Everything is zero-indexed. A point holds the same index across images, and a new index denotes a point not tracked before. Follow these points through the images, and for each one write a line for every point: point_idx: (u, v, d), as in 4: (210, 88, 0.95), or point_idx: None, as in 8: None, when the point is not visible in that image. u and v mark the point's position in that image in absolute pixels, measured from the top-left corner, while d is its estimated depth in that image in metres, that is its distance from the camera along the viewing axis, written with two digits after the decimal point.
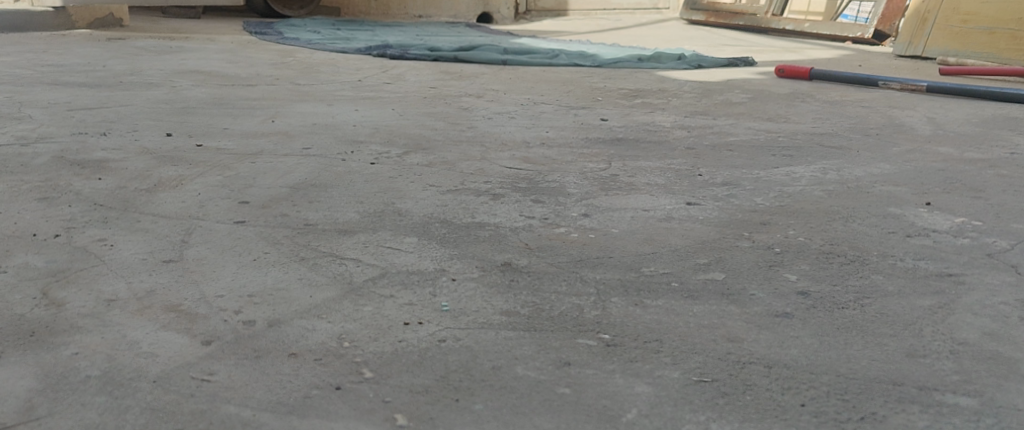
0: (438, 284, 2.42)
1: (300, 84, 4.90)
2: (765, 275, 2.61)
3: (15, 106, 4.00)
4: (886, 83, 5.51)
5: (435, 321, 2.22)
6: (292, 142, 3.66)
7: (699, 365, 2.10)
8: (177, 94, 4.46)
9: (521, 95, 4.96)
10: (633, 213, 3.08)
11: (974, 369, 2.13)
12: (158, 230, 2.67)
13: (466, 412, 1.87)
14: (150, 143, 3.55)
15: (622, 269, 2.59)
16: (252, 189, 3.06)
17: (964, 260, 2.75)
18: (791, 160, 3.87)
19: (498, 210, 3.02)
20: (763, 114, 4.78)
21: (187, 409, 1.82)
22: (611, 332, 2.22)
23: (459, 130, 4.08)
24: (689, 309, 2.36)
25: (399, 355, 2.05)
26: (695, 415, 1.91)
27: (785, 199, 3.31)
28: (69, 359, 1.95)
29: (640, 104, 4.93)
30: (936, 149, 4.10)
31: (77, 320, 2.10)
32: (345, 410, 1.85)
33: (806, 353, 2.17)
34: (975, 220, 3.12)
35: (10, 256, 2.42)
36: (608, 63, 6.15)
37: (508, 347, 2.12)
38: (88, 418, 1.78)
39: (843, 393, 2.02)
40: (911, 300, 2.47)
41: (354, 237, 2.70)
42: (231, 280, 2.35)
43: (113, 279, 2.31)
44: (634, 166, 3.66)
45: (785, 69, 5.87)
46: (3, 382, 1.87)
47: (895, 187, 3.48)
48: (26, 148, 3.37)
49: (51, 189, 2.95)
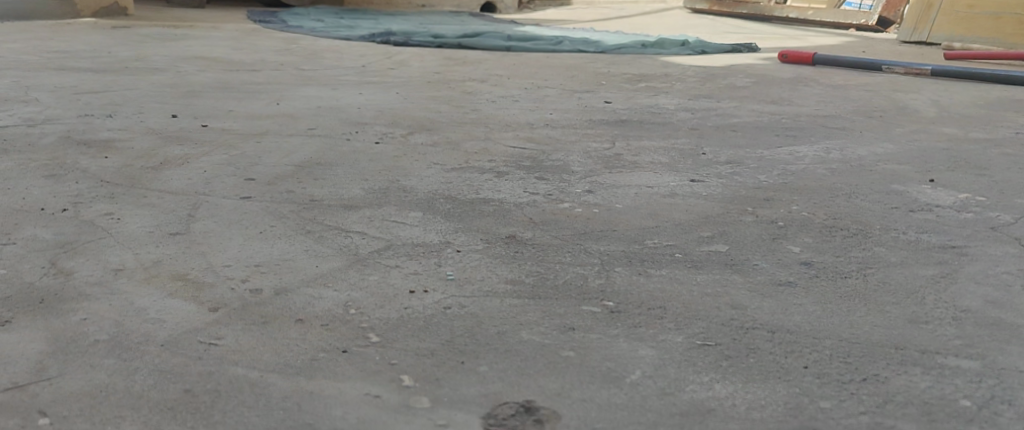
0: (443, 255, 2.44)
1: (304, 69, 4.93)
2: (769, 247, 2.62)
3: (21, 89, 4.03)
4: (890, 68, 5.51)
5: (440, 289, 2.24)
6: (297, 123, 3.69)
7: (702, 330, 2.10)
8: (182, 79, 4.49)
9: (526, 80, 4.97)
10: (636, 189, 3.09)
11: (976, 334, 2.13)
12: (165, 205, 2.70)
13: (471, 374, 1.88)
14: (155, 123, 3.58)
15: (626, 242, 2.61)
16: (257, 167, 3.08)
17: (967, 233, 2.76)
18: (795, 140, 3.88)
19: (502, 187, 3.04)
20: (766, 97, 4.79)
21: (195, 371, 1.85)
22: (615, 300, 2.23)
23: (463, 112, 4.10)
24: (692, 278, 2.38)
25: (404, 321, 2.07)
26: (698, 376, 1.92)
27: (789, 176, 3.32)
28: (79, 325, 1.98)
29: (643, 87, 4.94)
30: (939, 130, 4.10)
31: (86, 288, 2.14)
32: (352, 371, 1.87)
33: (809, 319, 2.17)
34: (978, 196, 3.12)
35: (18, 229, 2.46)
36: (611, 49, 6.17)
37: (513, 313, 2.13)
38: (98, 378, 1.81)
39: (846, 356, 2.02)
40: (913, 270, 2.48)
41: (360, 211, 2.72)
42: (238, 251, 2.38)
43: (120, 252, 2.35)
44: (638, 146, 3.68)
45: (788, 55, 5.85)
46: (14, 345, 1.91)
47: (898, 166, 3.49)
48: (34, 128, 3.41)
49: (58, 167, 2.98)
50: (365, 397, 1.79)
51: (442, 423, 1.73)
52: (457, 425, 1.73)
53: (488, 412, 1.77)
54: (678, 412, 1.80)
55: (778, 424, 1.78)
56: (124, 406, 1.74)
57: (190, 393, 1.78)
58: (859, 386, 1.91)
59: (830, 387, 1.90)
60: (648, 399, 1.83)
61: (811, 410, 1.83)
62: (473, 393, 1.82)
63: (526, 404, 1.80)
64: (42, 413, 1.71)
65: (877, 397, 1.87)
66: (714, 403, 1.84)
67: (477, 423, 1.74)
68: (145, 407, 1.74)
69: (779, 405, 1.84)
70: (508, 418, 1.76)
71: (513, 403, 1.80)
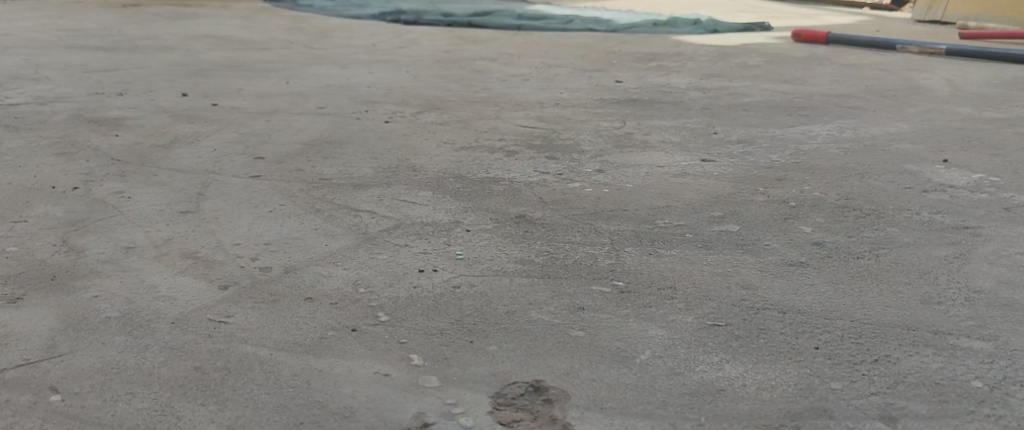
0: (452, 234, 2.43)
1: (313, 48, 4.92)
2: (780, 227, 2.60)
3: (32, 68, 4.04)
4: (905, 47, 5.42)
5: (449, 268, 2.23)
6: (306, 101, 3.69)
7: (711, 310, 2.09)
8: (191, 57, 4.48)
9: (536, 59, 4.95)
10: (647, 169, 3.07)
11: (988, 315, 2.11)
12: (175, 183, 2.70)
13: (480, 353, 1.88)
14: (165, 102, 3.58)
15: (636, 222, 2.59)
16: (267, 147, 3.07)
17: (981, 214, 2.73)
18: (807, 119, 3.85)
19: (512, 166, 3.02)
20: (778, 76, 4.75)
21: (205, 348, 1.85)
22: (624, 279, 2.22)
23: (474, 91, 4.08)
24: (703, 258, 2.37)
25: (414, 300, 2.07)
26: (708, 356, 1.91)
27: (801, 156, 3.30)
28: (90, 302, 1.99)
29: (655, 66, 4.90)
30: (952, 109, 4.07)
31: (97, 265, 2.15)
32: (361, 350, 1.87)
33: (819, 300, 2.16)
34: (993, 176, 3.09)
35: (30, 206, 2.47)
36: (622, 27, 6.13)
37: (523, 293, 2.13)
38: (109, 355, 1.82)
39: (857, 337, 2.00)
40: (926, 251, 2.45)
41: (369, 190, 2.71)
42: (248, 230, 2.39)
43: (130, 229, 2.36)
44: (649, 125, 3.65)
45: (800, 34, 5.78)
46: (26, 321, 1.92)
47: (910, 145, 3.46)
48: (44, 106, 3.41)
49: (68, 145, 2.99)
50: (374, 375, 1.79)
51: (451, 402, 1.73)
52: (466, 404, 1.72)
53: (498, 391, 1.76)
54: (687, 393, 1.79)
55: (788, 405, 1.77)
56: (134, 383, 1.74)
57: (199, 370, 1.78)
58: (871, 367, 1.89)
59: (841, 368, 1.88)
60: (657, 379, 1.83)
61: (822, 391, 1.81)
62: (482, 373, 1.81)
63: (536, 383, 1.80)
64: (54, 390, 1.71)
65: (887, 378, 1.86)
66: (723, 384, 1.82)
67: (487, 403, 1.73)
68: (155, 384, 1.74)
69: (789, 386, 1.82)
70: (517, 398, 1.75)
71: (522, 383, 1.79)
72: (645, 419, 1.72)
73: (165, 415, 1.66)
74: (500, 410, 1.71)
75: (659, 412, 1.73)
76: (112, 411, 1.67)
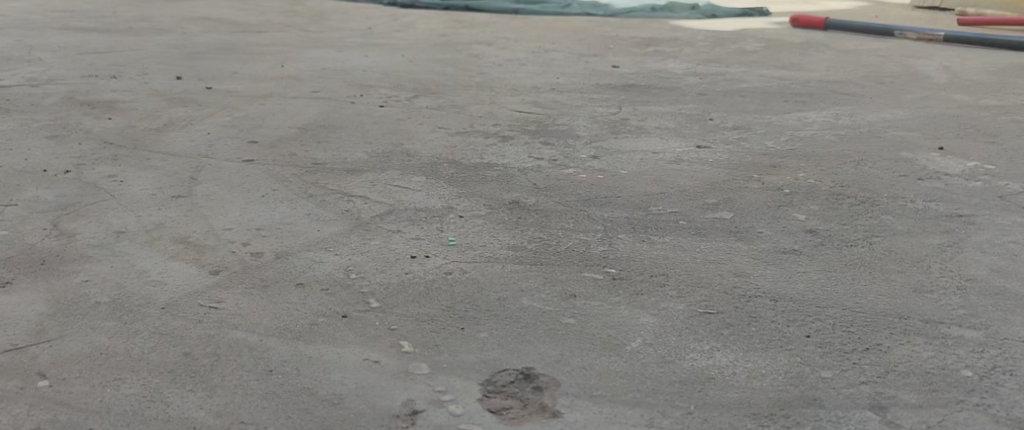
0: (445, 220, 2.43)
1: (310, 31, 4.90)
2: (775, 214, 2.59)
3: (25, 49, 4.02)
4: (903, 33, 5.42)
5: (441, 254, 2.23)
6: (301, 85, 3.68)
7: (704, 298, 2.09)
8: (186, 39, 4.47)
9: (533, 43, 4.93)
10: (642, 155, 3.06)
11: (980, 304, 2.11)
12: (168, 167, 2.69)
13: (471, 340, 1.88)
14: (160, 84, 3.57)
15: (630, 208, 2.59)
16: (261, 130, 3.06)
17: (975, 202, 2.72)
18: (803, 105, 3.84)
19: (507, 152, 3.01)
20: (775, 62, 4.74)
21: (196, 333, 1.85)
22: (618, 266, 2.22)
23: (469, 75, 4.07)
24: (696, 245, 2.36)
25: (405, 286, 2.07)
26: (699, 344, 1.91)
27: (797, 143, 3.29)
28: (80, 287, 1.99)
29: (652, 51, 4.89)
30: (949, 96, 4.06)
31: (88, 250, 2.15)
32: (351, 337, 1.87)
33: (813, 287, 2.16)
34: (988, 164, 3.08)
35: (20, 190, 2.46)
36: (620, 11, 6.10)
37: (515, 279, 2.13)
38: (97, 340, 1.81)
39: (849, 325, 2.00)
40: (920, 239, 2.45)
41: (362, 175, 2.70)
42: (240, 214, 2.38)
43: (122, 213, 2.35)
44: (645, 111, 3.64)
45: (799, 19, 5.75)
46: (15, 306, 1.92)
47: (906, 132, 3.45)
48: (37, 88, 3.40)
49: (60, 128, 2.97)
50: (364, 362, 1.79)
51: (440, 389, 1.72)
52: (456, 391, 1.72)
53: (488, 379, 1.76)
54: (678, 380, 1.79)
55: (778, 394, 1.76)
56: (124, 369, 1.73)
57: (189, 356, 1.78)
58: (861, 356, 1.89)
59: (832, 357, 1.88)
60: (648, 367, 1.82)
61: (812, 379, 1.81)
62: (472, 360, 1.81)
63: (526, 371, 1.79)
64: (42, 375, 1.71)
65: (878, 367, 1.85)
66: (714, 371, 1.82)
67: (476, 390, 1.72)
68: (145, 369, 1.74)
69: (779, 375, 1.82)
70: (507, 386, 1.75)
71: (512, 371, 1.79)
72: (634, 407, 1.70)
73: (154, 401, 1.65)
74: (489, 398, 1.71)
75: (649, 400, 1.72)
76: (99, 397, 1.66)
